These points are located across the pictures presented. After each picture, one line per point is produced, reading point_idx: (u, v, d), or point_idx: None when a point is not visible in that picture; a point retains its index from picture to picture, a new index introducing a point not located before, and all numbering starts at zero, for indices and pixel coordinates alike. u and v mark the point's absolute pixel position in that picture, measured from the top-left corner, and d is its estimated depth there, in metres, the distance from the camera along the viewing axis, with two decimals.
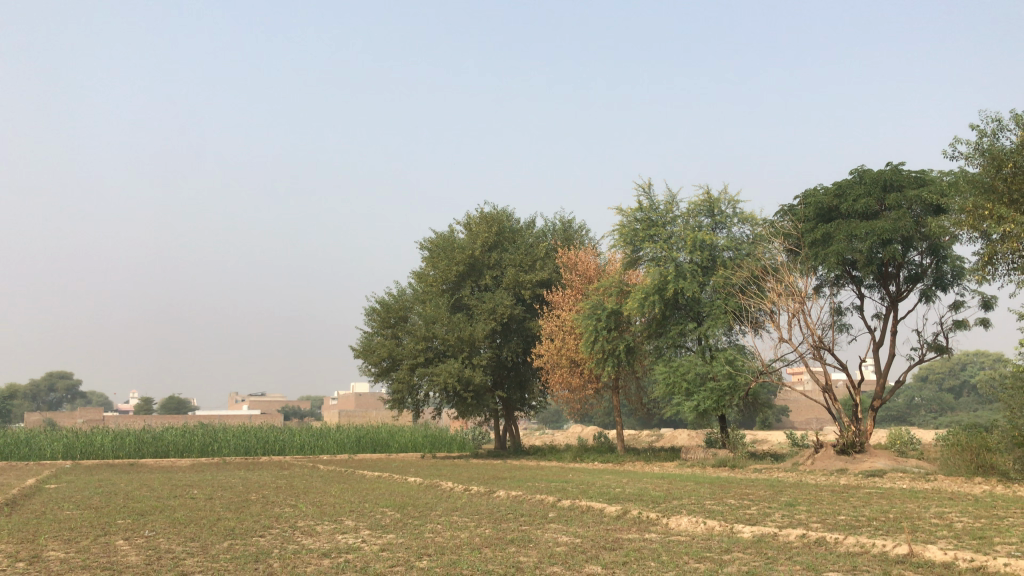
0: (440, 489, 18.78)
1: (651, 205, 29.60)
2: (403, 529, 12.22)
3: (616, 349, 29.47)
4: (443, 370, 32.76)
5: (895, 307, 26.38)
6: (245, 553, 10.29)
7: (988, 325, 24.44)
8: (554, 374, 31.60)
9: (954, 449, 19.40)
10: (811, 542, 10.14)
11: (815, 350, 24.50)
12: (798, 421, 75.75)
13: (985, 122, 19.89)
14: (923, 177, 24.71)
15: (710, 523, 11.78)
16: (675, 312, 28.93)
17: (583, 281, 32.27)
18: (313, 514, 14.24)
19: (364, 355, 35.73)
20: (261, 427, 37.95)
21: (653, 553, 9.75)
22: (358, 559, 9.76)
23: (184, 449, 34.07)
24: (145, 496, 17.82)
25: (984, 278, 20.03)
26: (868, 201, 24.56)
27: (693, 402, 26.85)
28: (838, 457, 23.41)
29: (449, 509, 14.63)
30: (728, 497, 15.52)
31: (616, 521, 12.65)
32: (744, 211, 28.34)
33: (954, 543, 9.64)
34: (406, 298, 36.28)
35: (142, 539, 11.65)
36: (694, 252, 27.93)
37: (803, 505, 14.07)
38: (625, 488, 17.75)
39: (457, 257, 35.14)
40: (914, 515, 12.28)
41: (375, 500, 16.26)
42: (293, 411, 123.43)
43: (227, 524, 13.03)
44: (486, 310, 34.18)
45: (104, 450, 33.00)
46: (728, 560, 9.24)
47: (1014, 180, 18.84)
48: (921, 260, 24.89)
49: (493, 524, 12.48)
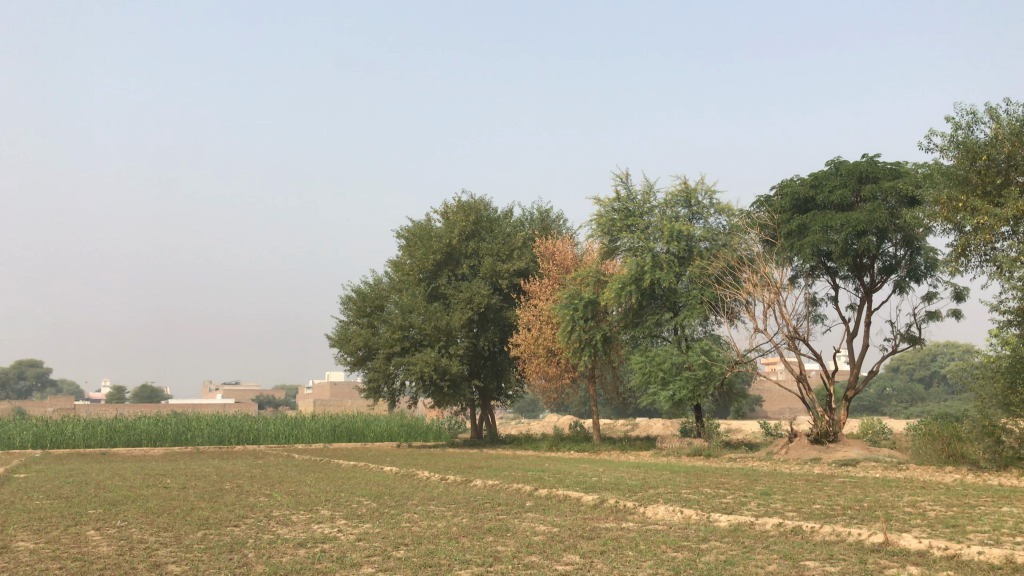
0: (417, 478, 18.67)
1: (628, 196, 29.63)
2: (380, 519, 12.13)
3: (592, 339, 29.55)
4: (420, 360, 32.65)
5: (869, 298, 26.62)
6: (219, 543, 10.17)
7: (959, 316, 24.74)
8: (530, 363, 31.64)
9: (925, 439, 19.69)
10: (788, 530, 10.22)
11: (790, 340, 24.68)
12: (771, 410, 76.41)
13: (960, 115, 20.02)
14: (898, 169, 24.91)
15: (687, 512, 11.84)
16: (651, 302, 29.01)
17: (560, 270, 32.26)
18: (289, 504, 14.10)
19: (339, 344, 35.48)
20: (235, 415, 37.64)
21: (631, 542, 9.76)
22: (334, 549, 9.66)
23: (157, 438, 33.73)
24: (118, 485, 17.55)
25: (956, 270, 20.21)
26: (844, 192, 24.76)
27: (669, 392, 26.95)
28: (812, 446, 23.60)
29: (426, 499, 14.55)
30: (704, 485, 15.59)
31: (593, 510, 12.66)
32: (720, 202, 28.45)
33: (928, 532, 9.74)
34: (382, 287, 36.11)
35: (113, 529, 11.50)
36: (671, 243, 27.99)
37: (778, 493, 14.15)
38: (602, 477, 17.76)
39: (434, 246, 34.96)
40: (888, 503, 12.40)
41: (351, 490, 16.17)
42: (267, 399, 122.75)
43: (200, 514, 12.89)
44: (463, 299, 34.08)
45: (75, 439, 32.60)
46: (706, 548, 9.28)
47: (987, 172, 19.03)
48: (895, 252, 25.12)
49: (471, 513, 12.46)
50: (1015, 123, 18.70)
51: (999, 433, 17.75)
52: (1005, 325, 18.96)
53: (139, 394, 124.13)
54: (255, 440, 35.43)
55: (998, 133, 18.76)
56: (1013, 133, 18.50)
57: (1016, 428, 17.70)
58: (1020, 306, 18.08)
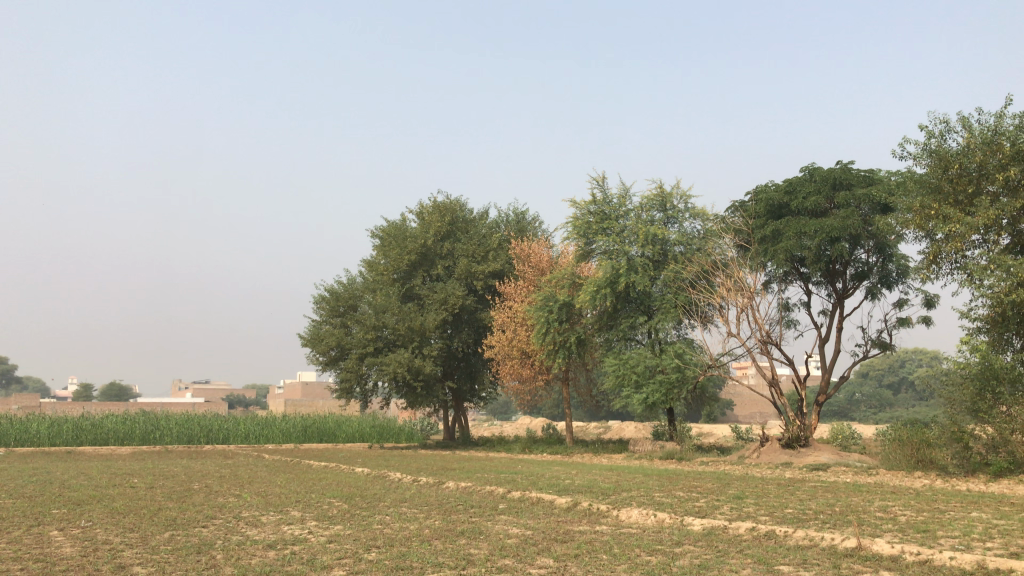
0: (388, 479, 18.53)
1: (604, 199, 29.68)
2: (351, 520, 11.97)
3: (567, 341, 29.56)
4: (393, 360, 32.44)
5: (840, 304, 26.86)
6: (186, 544, 9.97)
7: (930, 323, 25.01)
8: (504, 365, 31.56)
9: (895, 444, 19.82)
10: (761, 534, 10.22)
11: (763, 344, 24.79)
12: (742, 414, 77.06)
13: (933, 124, 20.23)
14: (871, 176, 25.12)
15: (660, 516, 11.80)
16: (626, 305, 29.04)
17: (535, 272, 32.17)
18: (259, 504, 13.93)
19: (311, 344, 35.12)
20: (204, 415, 37.19)
21: (606, 545, 9.73)
22: (305, 551, 9.52)
23: (124, 437, 33.22)
24: (83, 484, 17.26)
25: (927, 277, 20.41)
26: (818, 199, 24.96)
27: (642, 394, 26.94)
28: (784, 450, 23.72)
29: (397, 500, 14.41)
30: (676, 489, 15.61)
31: (567, 513, 12.62)
32: (695, 207, 28.56)
33: (900, 536, 9.80)
34: (356, 287, 35.91)
35: (78, 529, 11.25)
36: (646, 246, 28.02)
37: (750, 498, 14.17)
38: (574, 479, 17.73)
39: (408, 246, 34.75)
40: (859, 508, 12.48)
41: (322, 490, 15.99)
42: (238, 399, 121.64)
43: (168, 514, 12.67)
44: (438, 300, 33.90)
45: (40, 437, 32.02)
46: (680, 552, 9.23)
47: (959, 181, 19.23)
48: (867, 258, 25.35)
49: (444, 516, 12.35)
50: (987, 132, 18.92)
51: (967, 439, 17.90)
52: (975, 332, 19.16)
53: (107, 392, 122.62)
54: (225, 439, 35.03)
55: (970, 142, 18.96)
56: (984, 143, 18.74)
57: (984, 435, 17.84)
58: (990, 313, 18.30)
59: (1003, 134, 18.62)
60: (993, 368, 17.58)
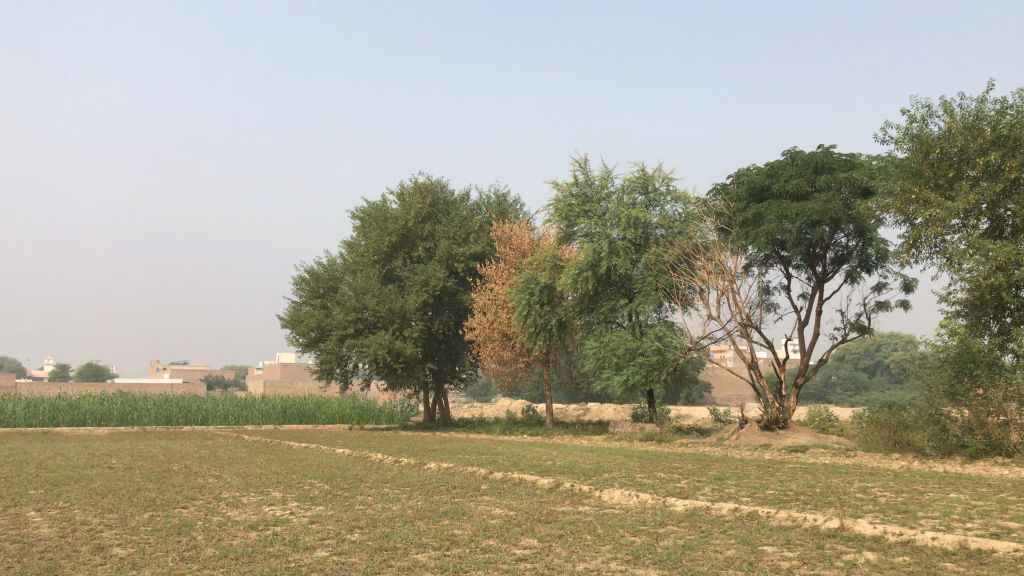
0: (370, 460, 18.47)
1: (586, 180, 29.61)
2: (332, 501, 11.91)
3: (548, 324, 29.49)
4: (374, 342, 32.28)
5: (820, 287, 27.00)
6: (166, 525, 9.87)
7: (908, 306, 25.22)
8: (485, 347, 31.45)
9: (873, 426, 19.97)
10: (744, 515, 10.26)
11: (743, 327, 24.90)
12: (720, 396, 77.76)
13: (914, 108, 20.32)
14: (852, 160, 25.23)
15: (642, 496, 11.84)
16: (607, 288, 29.05)
17: (516, 254, 32.06)
18: (239, 485, 13.82)
19: (291, 325, 34.85)
20: (183, 396, 36.93)
21: (589, 526, 9.71)
22: (286, 532, 9.43)
23: (102, 417, 32.91)
24: (60, 465, 17.11)
25: (907, 261, 20.52)
26: (799, 182, 25.03)
27: (623, 376, 27.01)
28: (762, 433, 23.86)
29: (379, 481, 14.38)
30: (658, 470, 15.70)
31: (549, 494, 12.64)
32: (677, 189, 28.53)
33: (881, 517, 9.86)
34: (336, 268, 35.62)
35: (55, 510, 11.12)
36: (627, 229, 27.99)
37: (731, 478, 14.31)
38: (556, 461, 17.78)
39: (389, 227, 34.46)
40: (839, 489, 12.58)
41: (302, 471, 15.91)
42: (217, 380, 121.26)
43: (147, 495, 12.54)
44: (419, 281, 33.74)
45: (15, 417, 31.68)
46: (664, 533, 9.24)
47: (940, 165, 19.31)
48: (847, 242, 25.47)
49: (426, 496, 12.30)
50: (969, 117, 19.02)
51: (944, 422, 18.05)
52: (953, 316, 19.33)
53: (83, 372, 121.84)
54: (204, 420, 34.86)
55: (951, 127, 19.03)
56: (966, 127, 18.80)
57: (960, 417, 17.99)
58: (969, 297, 18.44)
59: (985, 119, 18.67)
60: (971, 352, 17.64)
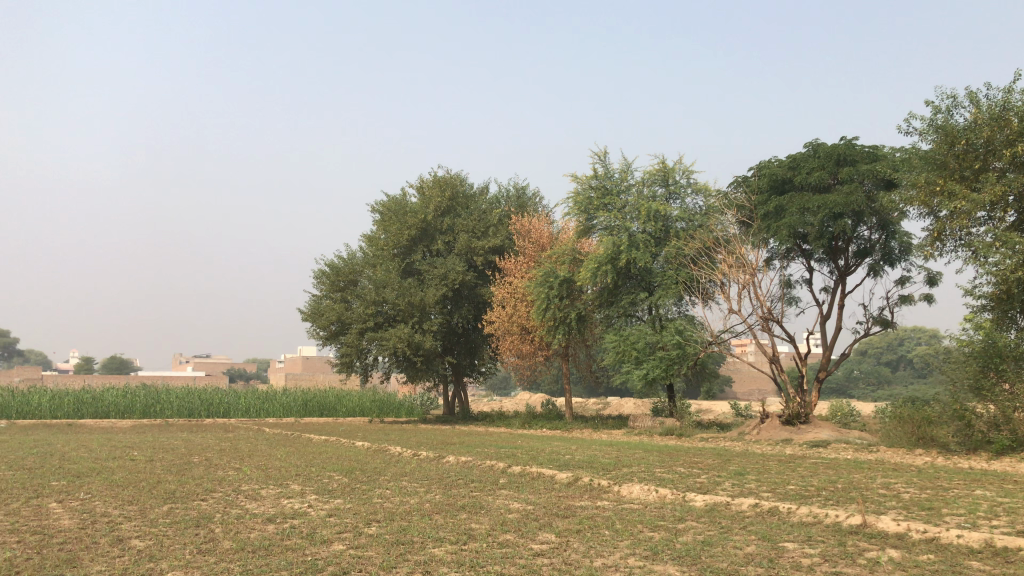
0: (389, 453, 18.55)
1: (606, 173, 29.48)
2: (351, 494, 11.93)
3: (567, 317, 29.38)
4: (393, 335, 32.34)
5: (842, 281, 26.71)
6: (185, 518, 9.91)
7: (932, 300, 24.89)
8: (504, 341, 31.43)
9: (897, 421, 19.71)
10: (764, 511, 10.14)
11: (764, 321, 24.68)
12: (741, 390, 77.29)
13: (940, 99, 20.02)
14: (875, 152, 24.91)
15: (662, 491, 11.75)
16: (627, 281, 28.89)
17: (535, 248, 31.97)
18: (258, 478, 13.86)
19: (311, 319, 35.00)
20: (205, 388, 37.17)
21: (607, 521, 9.63)
22: (304, 525, 9.44)
23: (125, 410, 33.20)
24: (83, 456, 17.27)
25: (932, 254, 20.23)
26: (821, 174, 24.77)
27: (642, 370, 26.88)
28: (783, 427, 23.65)
29: (397, 474, 14.41)
30: (677, 464, 15.59)
31: (568, 488, 12.57)
32: (697, 182, 28.32)
33: (905, 514, 9.71)
34: (356, 261, 35.67)
35: (76, 502, 11.19)
36: (647, 222, 27.84)
37: (752, 474, 14.16)
38: (575, 455, 17.73)
39: (409, 221, 34.43)
40: (862, 485, 12.42)
41: (322, 464, 15.96)
42: (239, 372, 122.03)
43: (166, 487, 12.60)
44: (438, 275, 33.75)
45: (41, 409, 32.05)
46: (683, 528, 9.15)
47: (966, 157, 19.02)
48: (870, 235, 25.17)
49: (444, 490, 12.26)
50: (995, 108, 18.71)
51: (969, 417, 17.75)
52: (979, 310, 19.06)
53: (108, 367, 123.46)
54: (226, 413, 35.09)
55: (977, 118, 18.74)
56: (993, 118, 18.50)
57: (986, 413, 17.67)
58: (995, 290, 18.12)
59: (1013, 110, 18.36)
60: (998, 346, 17.57)
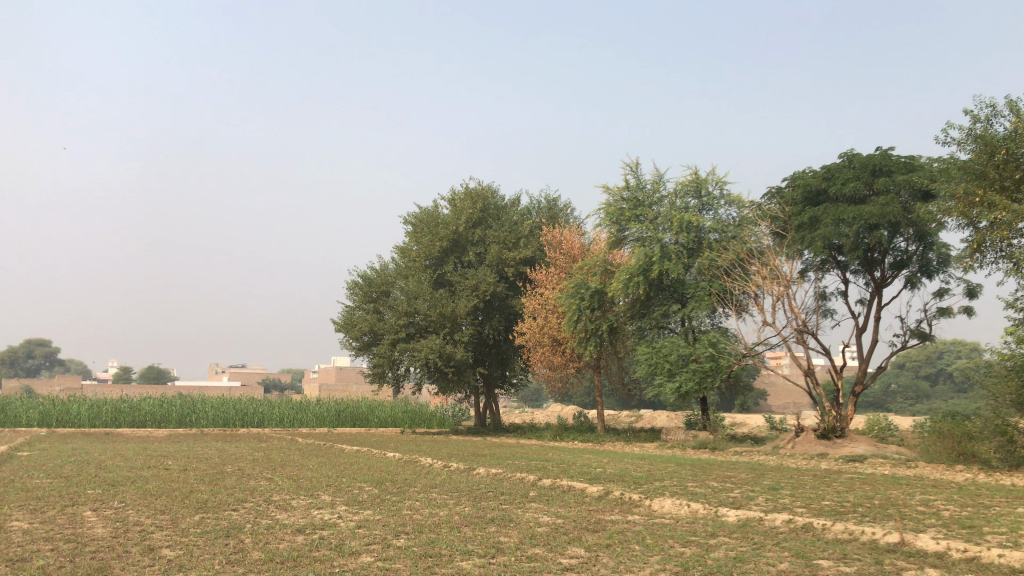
0: (420, 464, 18.55)
1: (637, 184, 29.37)
2: (381, 505, 11.93)
3: (598, 329, 29.25)
4: (424, 346, 32.42)
5: (878, 293, 26.29)
6: (215, 528, 9.97)
7: (971, 313, 24.40)
8: (535, 352, 31.36)
9: (936, 437, 19.32)
10: (798, 527, 9.95)
11: (799, 334, 24.36)
12: (776, 404, 76.30)
13: (978, 108, 19.66)
14: (912, 162, 24.51)
15: (693, 506, 11.59)
16: (659, 293, 28.68)
17: (566, 259, 31.89)
18: (289, 488, 13.92)
19: (344, 330, 35.21)
20: (240, 398, 37.52)
21: (637, 536, 9.52)
22: (333, 536, 9.45)
23: (161, 420, 33.62)
24: (119, 465, 17.47)
25: (971, 266, 19.83)
26: (856, 185, 24.44)
27: (675, 383, 26.65)
28: (819, 441, 23.27)
29: (428, 485, 14.40)
30: (710, 479, 15.40)
31: (598, 502, 12.46)
32: (730, 193, 28.07)
33: (944, 532, 9.47)
34: (388, 273, 35.85)
35: (110, 510, 11.32)
36: (680, 233, 27.65)
37: (786, 488, 13.93)
38: (606, 468, 17.60)
39: (441, 232, 34.53)
40: (900, 502, 12.16)
41: (353, 475, 15.98)
42: (274, 382, 123.12)
43: (199, 497, 12.70)
44: (469, 285, 33.79)
45: (80, 418, 32.58)
46: (715, 544, 9.01)
47: (1006, 167, 18.64)
48: (906, 246, 24.76)
49: (473, 502, 12.21)
50: None
51: (1012, 433, 17.34)
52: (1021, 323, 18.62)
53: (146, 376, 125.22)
54: (260, 422, 35.38)
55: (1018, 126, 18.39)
56: None
57: None
58: None
59: None
60: None
